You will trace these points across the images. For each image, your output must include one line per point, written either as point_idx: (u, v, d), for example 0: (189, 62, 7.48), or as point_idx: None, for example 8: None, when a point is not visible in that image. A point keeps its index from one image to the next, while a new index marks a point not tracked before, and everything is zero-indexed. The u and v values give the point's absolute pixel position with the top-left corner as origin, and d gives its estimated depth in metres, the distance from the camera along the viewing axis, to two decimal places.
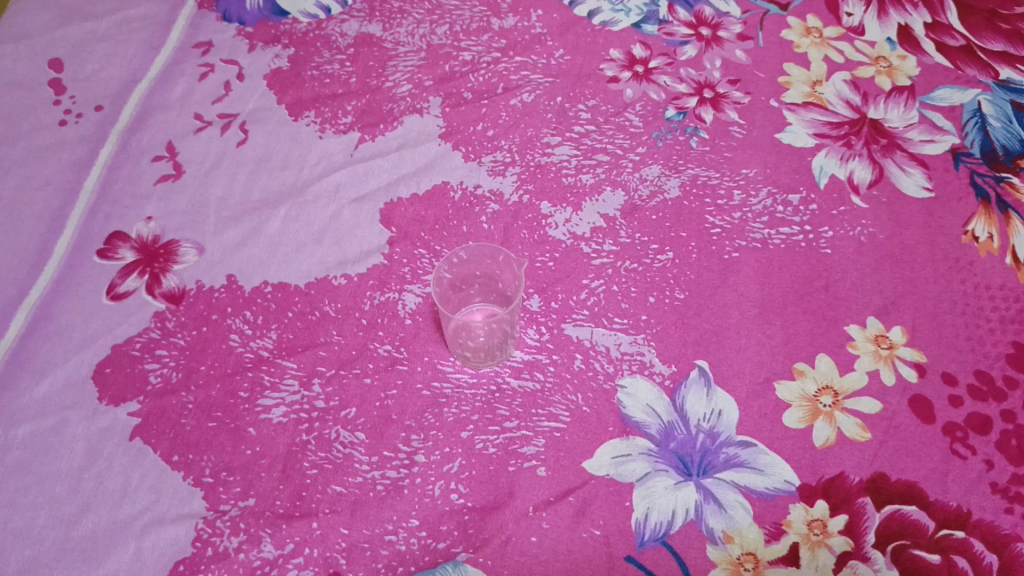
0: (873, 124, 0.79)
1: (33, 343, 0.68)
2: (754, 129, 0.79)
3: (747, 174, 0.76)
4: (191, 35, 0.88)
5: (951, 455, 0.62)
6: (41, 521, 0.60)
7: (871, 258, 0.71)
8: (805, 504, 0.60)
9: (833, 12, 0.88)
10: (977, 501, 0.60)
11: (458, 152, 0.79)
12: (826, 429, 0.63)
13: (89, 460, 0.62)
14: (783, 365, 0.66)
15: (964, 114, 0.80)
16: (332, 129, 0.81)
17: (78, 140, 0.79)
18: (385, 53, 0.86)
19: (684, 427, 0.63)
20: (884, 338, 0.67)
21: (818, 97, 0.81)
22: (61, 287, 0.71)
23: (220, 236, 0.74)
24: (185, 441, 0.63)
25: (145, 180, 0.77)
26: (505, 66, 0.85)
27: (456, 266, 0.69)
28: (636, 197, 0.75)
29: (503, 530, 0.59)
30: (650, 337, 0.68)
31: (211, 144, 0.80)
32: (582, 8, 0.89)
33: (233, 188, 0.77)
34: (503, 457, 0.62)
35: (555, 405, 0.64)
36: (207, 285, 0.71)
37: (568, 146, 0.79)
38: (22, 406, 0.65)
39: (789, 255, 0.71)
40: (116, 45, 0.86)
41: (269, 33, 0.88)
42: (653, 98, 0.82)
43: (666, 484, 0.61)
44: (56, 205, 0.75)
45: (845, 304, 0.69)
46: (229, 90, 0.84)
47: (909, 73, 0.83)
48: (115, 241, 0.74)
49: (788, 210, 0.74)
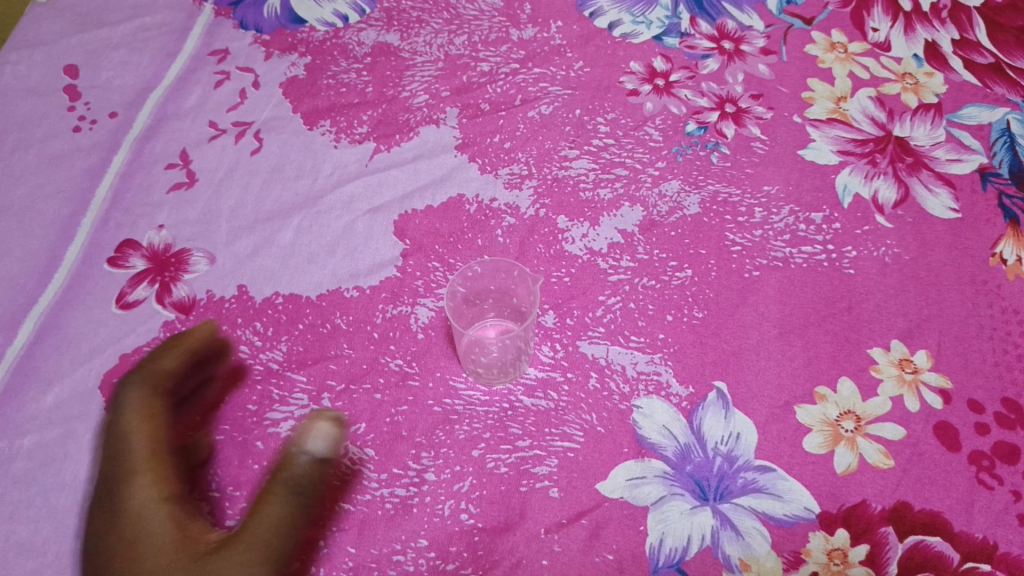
0: (899, 142, 0.77)
1: (39, 353, 0.67)
2: (777, 145, 0.77)
3: (769, 191, 0.74)
4: (208, 43, 0.87)
5: (976, 485, 0.60)
6: (44, 535, 0.59)
7: (896, 279, 0.69)
8: (825, 532, 0.58)
9: (858, 27, 0.86)
10: (1003, 534, 0.58)
11: (474, 164, 0.77)
12: (848, 455, 0.61)
13: (94, 472, 0.61)
14: (803, 389, 0.64)
15: (992, 133, 0.78)
16: (347, 139, 0.80)
17: (91, 147, 0.79)
18: (402, 63, 0.85)
19: (701, 449, 0.62)
20: (908, 362, 0.65)
21: (842, 113, 0.79)
22: (70, 296, 0.70)
23: (232, 246, 0.73)
24: (192, 454, 0.62)
25: (158, 188, 0.77)
26: (523, 78, 0.83)
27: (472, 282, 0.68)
28: (655, 212, 0.74)
29: (514, 553, 0.58)
30: (667, 356, 0.66)
31: (225, 153, 0.79)
32: (602, 20, 0.88)
33: (246, 197, 0.76)
34: (514, 477, 0.61)
35: (568, 425, 0.63)
36: (217, 294, 0.70)
37: (587, 160, 0.77)
38: (28, 416, 0.64)
39: (811, 275, 0.69)
40: (132, 52, 0.86)
41: (287, 41, 0.87)
42: (673, 112, 0.80)
43: (682, 508, 0.59)
44: (67, 212, 0.75)
45: (869, 326, 0.67)
46: (245, 98, 0.83)
47: (936, 91, 0.81)
48: (126, 250, 0.73)
49: (811, 229, 0.72)
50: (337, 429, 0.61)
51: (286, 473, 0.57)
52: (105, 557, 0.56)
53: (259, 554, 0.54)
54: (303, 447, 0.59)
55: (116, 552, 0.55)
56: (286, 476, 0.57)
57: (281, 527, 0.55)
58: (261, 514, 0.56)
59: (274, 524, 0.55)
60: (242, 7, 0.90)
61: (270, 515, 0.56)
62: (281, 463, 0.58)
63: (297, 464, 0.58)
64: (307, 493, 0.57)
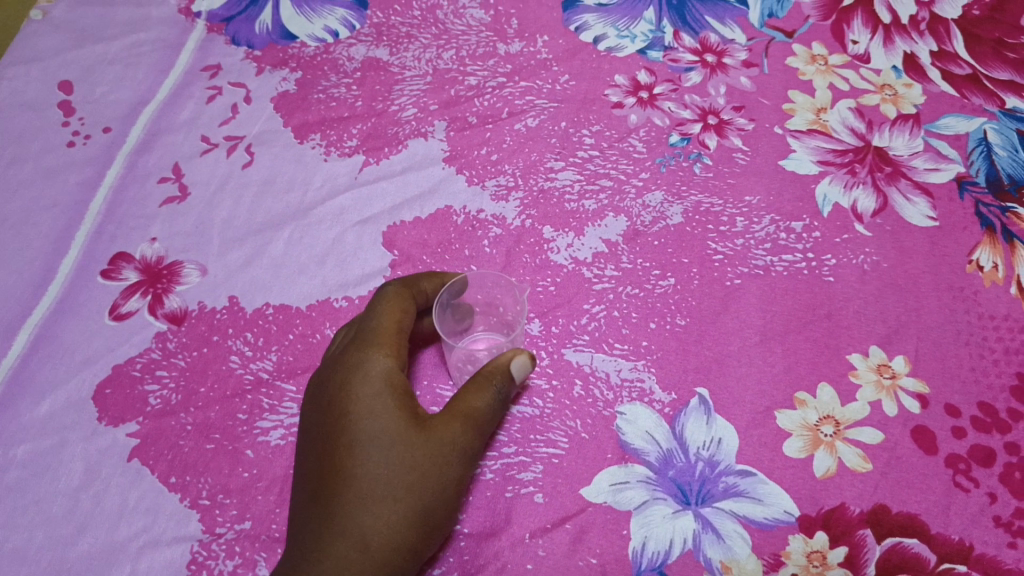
0: (878, 152, 0.79)
1: (34, 364, 0.68)
2: (758, 156, 0.79)
3: (750, 201, 0.76)
4: (200, 58, 0.88)
5: (953, 487, 0.61)
6: (38, 542, 0.60)
7: (875, 286, 0.71)
8: (805, 534, 0.59)
9: (838, 39, 0.87)
10: (979, 535, 0.59)
11: (462, 176, 0.79)
12: (827, 459, 0.62)
13: (87, 481, 0.63)
14: (783, 395, 0.66)
15: (970, 143, 0.79)
16: (337, 152, 0.81)
17: (85, 162, 0.80)
18: (391, 77, 0.86)
19: (683, 455, 0.63)
20: (886, 368, 0.66)
21: (823, 124, 0.81)
22: (64, 308, 0.72)
23: (224, 258, 0.74)
24: (183, 463, 0.63)
25: (151, 202, 0.78)
26: (511, 91, 0.84)
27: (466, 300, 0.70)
28: (639, 222, 0.75)
29: (499, 557, 0.59)
30: (650, 363, 0.67)
31: (217, 166, 0.80)
32: (587, 34, 0.89)
33: (238, 210, 0.78)
34: (500, 483, 0.62)
35: (554, 431, 0.64)
36: (209, 305, 0.71)
37: (572, 172, 0.79)
38: (22, 426, 0.65)
39: (791, 283, 0.71)
40: (126, 68, 0.87)
41: (278, 57, 0.88)
42: (657, 124, 0.82)
43: (664, 512, 0.61)
44: (61, 226, 0.76)
45: (848, 333, 0.68)
46: (236, 113, 0.84)
47: (915, 101, 0.82)
48: (120, 262, 0.74)
49: (791, 238, 0.73)
50: (426, 278, 0.65)
51: (376, 322, 0.60)
52: (315, 499, 0.55)
53: (393, 384, 0.56)
54: (394, 297, 0.61)
55: (325, 485, 0.54)
56: (377, 328, 0.59)
57: (389, 367, 0.57)
58: (364, 361, 0.57)
59: (384, 367, 0.57)
60: (233, 23, 0.91)
61: (379, 360, 0.57)
62: (369, 317, 0.61)
63: (381, 311, 0.61)
64: (399, 329, 0.60)
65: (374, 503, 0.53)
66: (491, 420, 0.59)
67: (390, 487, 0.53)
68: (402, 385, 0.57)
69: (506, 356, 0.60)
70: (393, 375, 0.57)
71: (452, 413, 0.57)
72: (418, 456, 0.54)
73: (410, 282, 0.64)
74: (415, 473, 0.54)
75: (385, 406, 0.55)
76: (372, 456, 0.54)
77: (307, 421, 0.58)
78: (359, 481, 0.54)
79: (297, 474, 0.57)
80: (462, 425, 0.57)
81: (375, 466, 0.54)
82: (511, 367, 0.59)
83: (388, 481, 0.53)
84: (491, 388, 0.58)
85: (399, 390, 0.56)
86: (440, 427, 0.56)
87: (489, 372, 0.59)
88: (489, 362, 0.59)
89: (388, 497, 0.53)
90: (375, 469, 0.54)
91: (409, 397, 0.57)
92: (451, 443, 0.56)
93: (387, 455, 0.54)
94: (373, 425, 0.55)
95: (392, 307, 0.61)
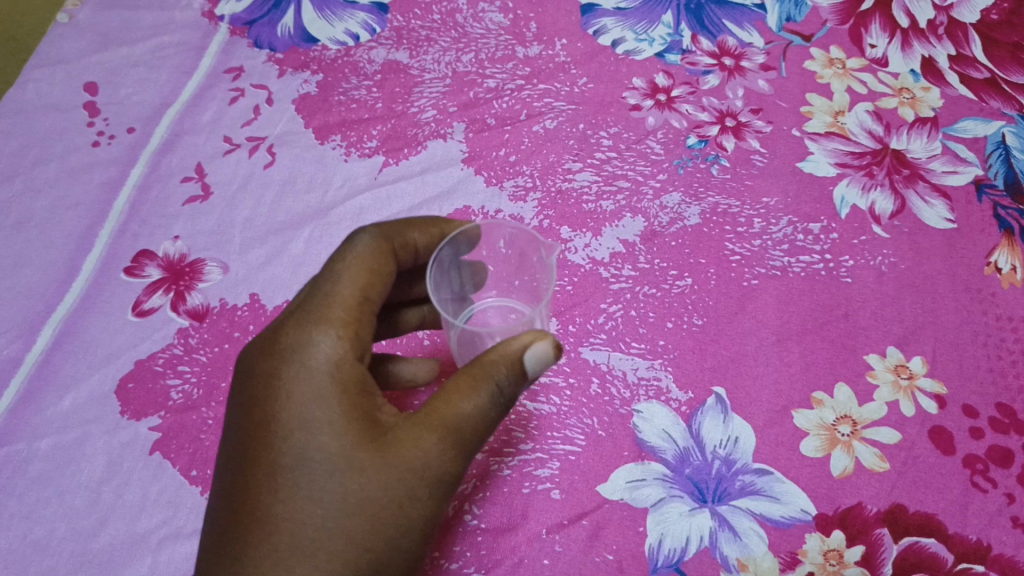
0: (896, 155, 0.79)
1: (58, 358, 0.69)
2: (776, 158, 0.79)
3: (768, 203, 0.76)
4: (223, 60, 0.89)
5: (971, 488, 0.61)
6: (60, 533, 0.61)
7: (892, 287, 0.71)
8: (822, 533, 0.60)
9: (856, 43, 0.87)
10: (997, 535, 0.59)
11: (480, 176, 0.80)
12: (844, 458, 0.62)
13: (109, 474, 0.63)
14: (800, 394, 0.66)
15: (988, 146, 0.79)
16: (356, 153, 0.82)
17: (109, 161, 0.81)
18: (411, 80, 0.87)
19: (699, 453, 0.64)
20: (904, 368, 0.66)
21: (840, 126, 0.81)
22: (88, 304, 0.73)
23: (245, 256, 0.75)
24: (204, 456, 0.64)
25: (173, 201, 0.79)
26: (529, 93, 0.85)
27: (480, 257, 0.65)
28: (656, 223, 0.75)
29: (516, 552, 0.60)
30: (667, 362, 0.68)
31: (239, 166, 0.81)
32: (605, 38, 0.89)
33: (259, 209, 0.78)
34: (517, 479, 0.63)
35: (570, 429, 0.65)
36: (231, 302, 0.72)
37: (590, 173, 0.79)
38: (45, 419, 0.66)
39: (809, 283, 0.71)
40: (150, 70, 0.88)
41: (299, 59, 0.89)
42: (675, 126, 0.82)
43: (681, 510, 0.61)
44: (86, 224, 0.77)
45: (866, 333, 0.68)
46: (258, 114, 0.85)
47: (932, 105, 0.82)
48: (142, 260, 0.75)
49: (809, 239, 0.74)
50: (415, 228, 0.60)
51: (333, 288, 0.54)
52: (233, 506, 0.51)
53: (338, 381, 0.51)
54: (363, 260, 0.55)
55: (247, 497, 0.50)
56: (333, 297, 0.54)
57: (337, 356, 0.51)
58: (308, 344, 0.52)
59: (329, 354, 0.51)
60: (256, 26, 0.92)
61: (324, 343, 0.52)
62: (327, 279, 0.55)
63: (342, 275, 0.55)
64: (363, 300, 0.54)
65: (303, 529, 0.49)
66: (489, 423, 0.50)
67: (326, 515, 0.49)
68: (353, 379, 0.51)
69: (521, 344, 0.50)
70: (340, 367, 0.51)
71: (425, 422, 0.50)
72: (366, 479, 0.49)
73: (393, 233, 0.58)
74: (357, 500, 0.49)
75: (327, 412, 0.50)
76: (304, 475, 0.49)
77: (241, 405, 0.54)
78: (287, 504, 0.49)
79: (221, 463, 0.54)
80: (438, 437, 0.49)
81: (309, 485, 0.49)
82: (525, 359, 0.50)
83: (322, 509, 0.49)
84: (481, 390, 0.50)
85: (343, 388, 0.51)
86: (404, 440, 0.49)
87: (494, 359, 0.50)
88: (497, 348, 0.50)
89: (321, 524, 0.49)
90: (308, 491, 0.49)
91: (360, 394, 0.51)
92: (418, 460, 0.49)
93: (325, 476, 0.49)
94: (309, 434, 0.50)
95: (358, 271, 0.55)
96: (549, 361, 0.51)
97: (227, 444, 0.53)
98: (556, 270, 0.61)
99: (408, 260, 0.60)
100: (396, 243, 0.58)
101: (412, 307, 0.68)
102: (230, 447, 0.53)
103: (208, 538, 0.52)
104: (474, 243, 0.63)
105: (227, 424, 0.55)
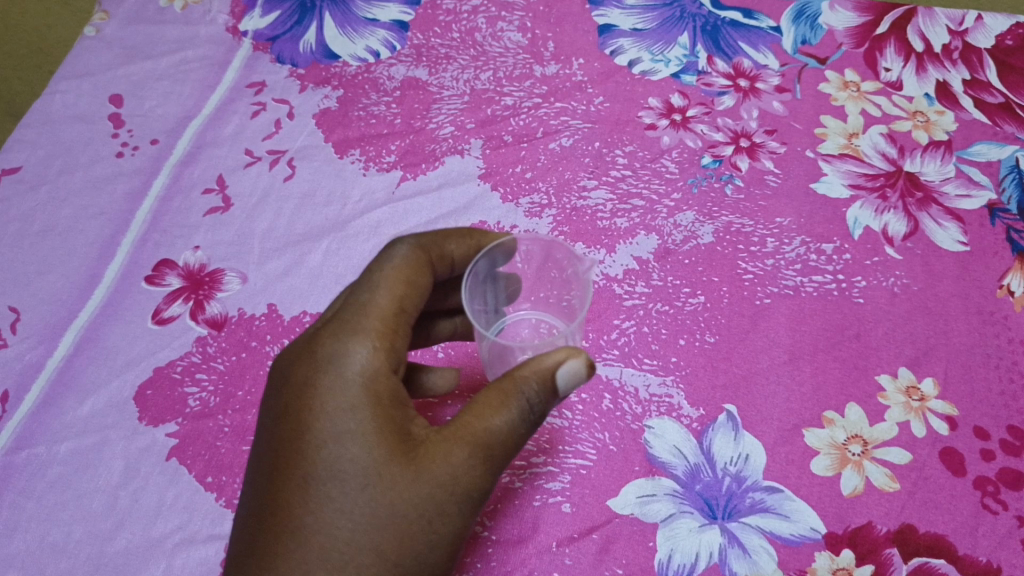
0: (909, 177, 0.80)
1: (78, 364, 0.70)
2: (790, 179, 0.80)
3: (781, 223, 0.76)
4: (246, 74, 0.91)
5: (981, 509, 0.61)
6: (78, 536, 0.62)
7: (904, 309, 0.71)
8: (831, 552, 0.60)
9: (871, 66, 0.88)
10: (1007, 557, 0.59)
11: (497, 192, 0.81)
12: (854, 478, 0.63)
13: (126, 478, 0.64)
14: (811, 413, 0.66)
15: (1001, 170, 0.80)
16: (375, 167, 0.83)
17: (133, 172, 0.83)
18: (430, 97, 0.88)
19: (710, 469, 0.64)
20: (915, 390, 0.67)
21: (855, 148, 0.82)
22: (109, 311, 0.74)
23: (264, 267, 0.76)
24: (220, 463, 0.65)
25: (195, 211, 0.80)
26: (546, 111, 0.86)
27: (517, 268, 0.66)
28: (669, 241, 0.76)
29: (526, 564, 0.61)
30: (679, 378, 0.68)
31: (259, 178, 0.83)
32: (622, 58, 0.90)
33: (278, 221, 0.80)
34: (529, 492, 0.63)
35: (581, 443, 0.65)
36: (249, 312, 0.73)
37: (604, 191, 0.80)
38: (65, 423, 0.67)
39: (821, 303, 0.71)
40: (174, 83, 0.90)
41: (320, 75, 0.90)
42: (689, 146, 0.83)
43: (691, 526, 0.61)
44: (108, 233, 0.79)
45: (877, 353, 0.69)
46: (279, 128, 0.87)
47: (946, 128, 0.83)
48: (163, 269, 0.77)
49: (822, 259, 0.74)
50: (452, 239, 0.61)
51: (369, 297, 0.54)
52: (261, 516, 0.51)
53: (372, 393, 0.51)
54: (400, 270, 0.55)
55: (278, 507, 0.50)
56: (370, 308, 0.54)
57: (371, 367, 0.52)
58: (343, 355, 0.52)
59: (364, 365, 0.52)
60: (278, 42, 0.93)
61: (359, 355, 0.52)
62: (363, 288, 0.55)
63: (380, 284, 0.55)
64: (399, 309, 0.55)
65: (332, 541, 0.49)
66: (519, 439, 0.51)
67: (355, 528, 0.49)
68: (386, 392, 0.51)
69: (554, 361, 0.51)
70: (375, 378, 0.51)
71: (455, 437, 0.50)
72: (396, 493, 0.49)
73: (431, 244, 0.59)
74: (388, 514, 0.49)
75: (359, 424, 0.50)
76: (336, 487, 0.49)
77: (272, 412, 0.54)
78: (318, 516, 0.49)
79: (249, 470, 0.54)
80: (467, 452, 0.50)
81: (339, 497, 0.49)
82: (557, 375, 0.51)
83: (352, 522, 0.49)
84: (512, 406, 0.50)
85: (376, 400, 0.51)
86: (434, 454, 0.50)
87: (526, 375, 0.50)
88: (529, 364, 0.51)
89: (350, 538, 0.49)
90: (339, 504, 0.49)
91: (393, 407, 0.51)
92: (447, 475, 0.49)
93: (356, 489, 0.49)
94: (341, 446, 0.50)
95: (396, 280, 0.55)
96: (582, 378, 0.52)
97: (257, 450, 0.54)
98: (590, 284, 0.62)
99: (444, 271, 0.61)
100: (431, 253, 0.59)
101: (446, 318, 0.69)
102: (260, 454, 0.53)
103: (235, 545, 0.52)
104: (510, 255, 0.64)
105: (257, 429, 0.55)
